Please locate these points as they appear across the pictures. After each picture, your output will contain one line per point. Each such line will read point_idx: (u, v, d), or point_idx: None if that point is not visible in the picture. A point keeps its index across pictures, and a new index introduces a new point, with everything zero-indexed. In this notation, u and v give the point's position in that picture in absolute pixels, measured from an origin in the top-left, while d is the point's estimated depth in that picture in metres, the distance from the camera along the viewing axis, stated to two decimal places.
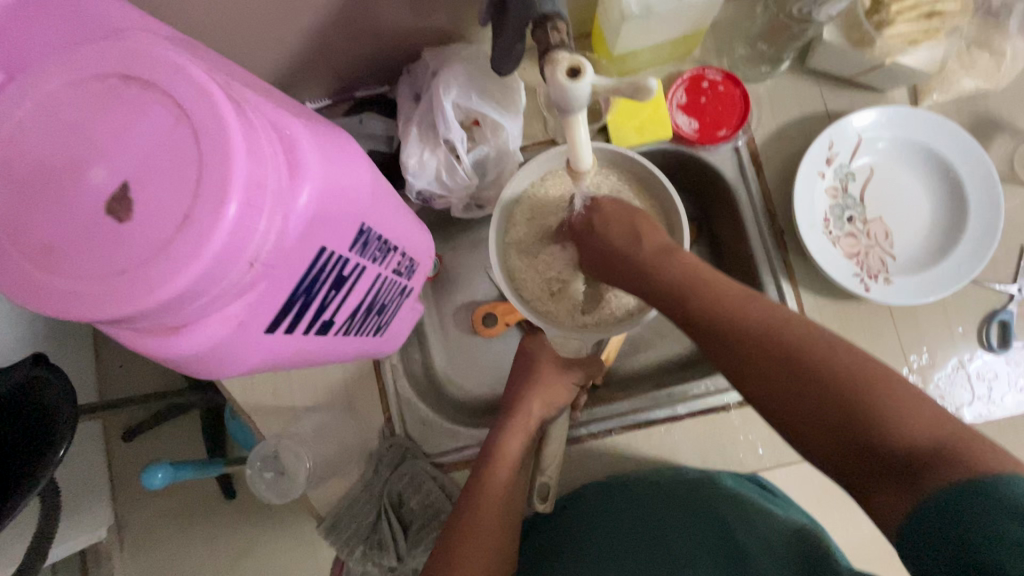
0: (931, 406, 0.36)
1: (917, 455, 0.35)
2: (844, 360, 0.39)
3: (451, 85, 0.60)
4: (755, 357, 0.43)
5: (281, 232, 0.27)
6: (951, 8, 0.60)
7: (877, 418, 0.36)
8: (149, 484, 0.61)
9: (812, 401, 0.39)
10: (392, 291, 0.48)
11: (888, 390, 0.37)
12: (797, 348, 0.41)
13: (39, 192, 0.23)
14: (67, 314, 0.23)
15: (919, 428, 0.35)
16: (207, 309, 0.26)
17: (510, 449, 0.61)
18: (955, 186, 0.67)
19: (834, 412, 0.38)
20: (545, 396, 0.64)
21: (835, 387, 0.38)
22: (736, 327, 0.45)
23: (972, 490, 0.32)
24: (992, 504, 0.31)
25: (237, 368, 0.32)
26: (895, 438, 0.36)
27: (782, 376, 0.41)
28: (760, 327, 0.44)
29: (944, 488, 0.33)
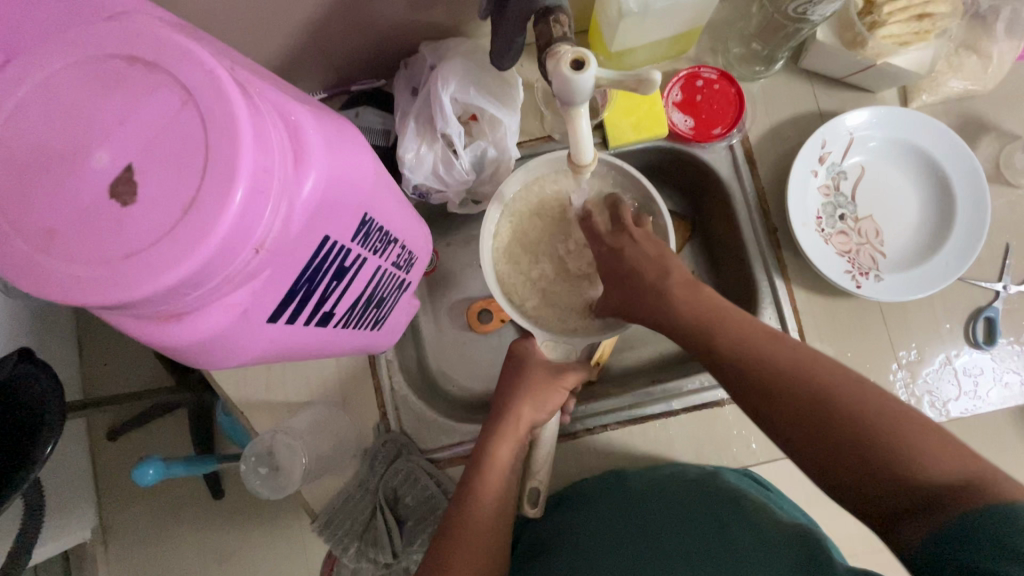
0: (953, 442, 0.37)
1: (943, 491, 0.34)
2: (868, 393, 0.40)
3: (450, 79, 0.60)
4: (778, 386, 0.43)
5: (286, 219, 0.27)
6: (941, 10, 0.61)
7: (907, 452, 0.36)
8: (141, 480, 0.60)
9: (835, 432, 0.39)
10: (390, 284, 0.48)
11: (910, 425, 0.37)
12: (819, 379, 0.41)
13: (40, 176, 0.22)
14: (66, 300, 0.23)
15: (945, 464, 0.35)
16: (210, 296, 0.26)
17: (501, 455, 0.60)
18: (944, 186, 0.68)
19: (857, 441, 0.38)
20: (537, 401, 0.63)
21: (859, 419, 0.38)
22: (757, 357, 0.45)
23: (994, 514, 0.32)
24: (1011, 526, 0.31)
25: (238, 358, 0.32)
26: (921, 473, 0.35)
27: (803, 407, 0.41)
28: (780, 357, 0.44)
29: (963, 517, 0.33)
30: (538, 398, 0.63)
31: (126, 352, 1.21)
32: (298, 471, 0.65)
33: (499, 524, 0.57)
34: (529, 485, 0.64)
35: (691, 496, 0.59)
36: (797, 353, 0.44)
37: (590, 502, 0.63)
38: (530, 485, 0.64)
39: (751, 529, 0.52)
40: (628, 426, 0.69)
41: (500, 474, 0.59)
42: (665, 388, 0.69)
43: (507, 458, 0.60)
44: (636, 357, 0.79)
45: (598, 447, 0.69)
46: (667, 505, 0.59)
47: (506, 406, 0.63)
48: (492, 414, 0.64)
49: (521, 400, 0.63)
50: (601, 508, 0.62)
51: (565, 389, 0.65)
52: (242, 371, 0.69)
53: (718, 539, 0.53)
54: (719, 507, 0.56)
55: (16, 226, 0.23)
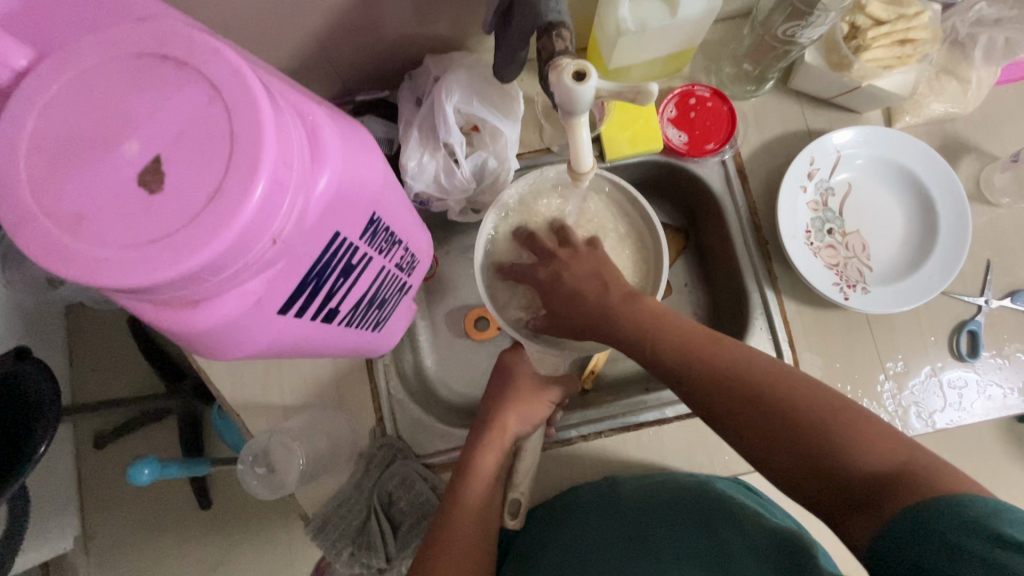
0: (884, 430, 0.39)
1: (880, 484, 0.37)
2: (802, 389, 0.42)
3: (453, 90, 0.62)
4: (720, 389, 0.45)
5: (302, 213, 0.28)
6: (922, 36, 0.64)
7: (844, 449, 0.39)
8: (135, 480, 0.59)
9: (780, 434, 0.41)
10: (392, 286, 0.49)
11: (846, 421, 0.40)
12: (757, 385, 0.44)
13: (72, 162, 0.24)
14: (89, 281, 0.24)
15: (879, 459, 0.38)
16: (227, 284, 0.27)
17: (485, 464, 0.60)
18: (926, 203, 0.71)
19: (802, 444, 0.40)
20: (522, 413, 0.64)
21: (799, 418, 0.41)
22: (696, 363, 0.47)
23: (933, 510, 0.34)
24: (956, 524, 0.33)
25: (246, 349, 0.33)
26: (857, 462, 0.38)
27: (746, 411, 0.44)
28: (721, 365, 0.46)
29: (901, 510, 0.35)
30: (523, 409, 0.64)
31: (119, 357, 1.21)
32: (293, 472, 0.65)
33: (485, 523, 0.57)
34: (510, 495, 0.62)
35: (679, 498, 0.60)
36: (739, 356, 0.46)
37: (581, 505, 0.64)
38: (511, 496, 0.63)
39: (740, 532, 0.54)
40: (622, 434, 0.70)
41: (486, 484, 0.59)
42: (657, 398, 0.71)
43: (492, 466, 0.61)
44: (632, 366, 0.80)
45: (592, 452, 0.70)
46: (657, 507, 0.60)
47: (491, 415, 0.64)
48: (476, 425, 0.64)
49: (506, 410, 0.64)
50: (592, 511, 0.62)
51: (549, 401, 0.66)
52: (238, 373, 0.70)
53: (708, 539, 0.54)
54: (709, 509, 0.57)
55: (47, 211, 0.24)
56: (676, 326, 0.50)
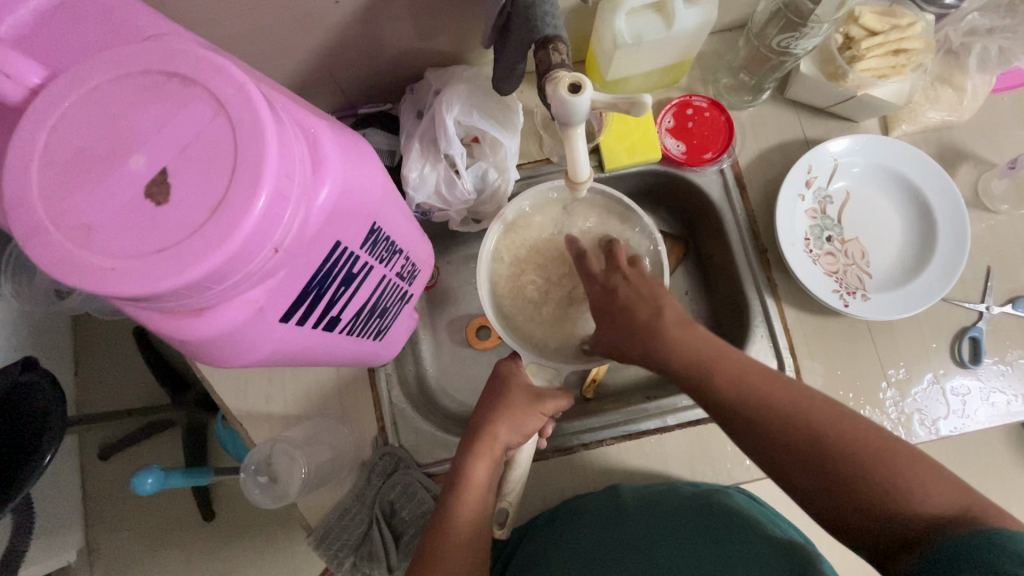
0: (941, 473, 0.40)
1: (945, 526, 0.37)
2: (867, 435, 0.42)
3: (453, 103, 0.63)
4: (770, 424, 0.44)
5: (304, 222, 0.29)
6: (916, 45, 0.65)
7: (914, 493, 0.39)
8: (139, 489, 0.58)
9: (844, 485, 0.41)
10: (393, 295, 0.50)
11: (907, 465, 0.40)
12: (819, 429, 0.43)
13: (81, 176, 0.24)
14: (96, 290, 0.24)
15: (944, 499, 0.38)
16: (230, 293, 0.27)
17: (477, 477, 0.58)
18: (925, 211, 0.71)
19: (871, 490, 0.40)
20: (513, 423, 0.61)
21: (865, 465, 0.41)
22: (749, 403, 0.46)
23: (979, 543, 0.34)
24: (1002, 552, 0.33)
25: (249, 357, 0.33)
26: (918, 505, 0.38)
27: (808, 458, 0.42)
28: (779, 404, 0.45)
29: (958, 543, 0.35)
30: (515, 419, 0.61)
31: (123, 369, 1.22)
32: (295, 481, 0.65)
33: (480, 537, 0.56)
34: (500, 505, 0.65)
35: (682, 510, 0.59)
36: (787, 393, 0.45)
37: (584, 515, 0.63)
38: (500, 504, 0.65)
39: (743, 545, 0.53)
40: (624, 443, 0.70)
41: (476, 496, 0.57)
42: (648, 410, 0.71)
43: (483, 479, 0.58)
44: (633, 373, 0.80)
45: (593, 462, 0.70)
46: (658, 519, 0.60)
47: (482, 425, 0.60)
48: (467, 433, 0.62)
49: (498, 420, 0.61)
50: (597, 521, 0.62)
51: (544, 414, 0.63)
52: (240, 384, 0.70)
53: (712, 551, 0.54)
54: (713, 521, 0.57)
55: (56, 223, 0.24)
56: (725, 359, 0.48)
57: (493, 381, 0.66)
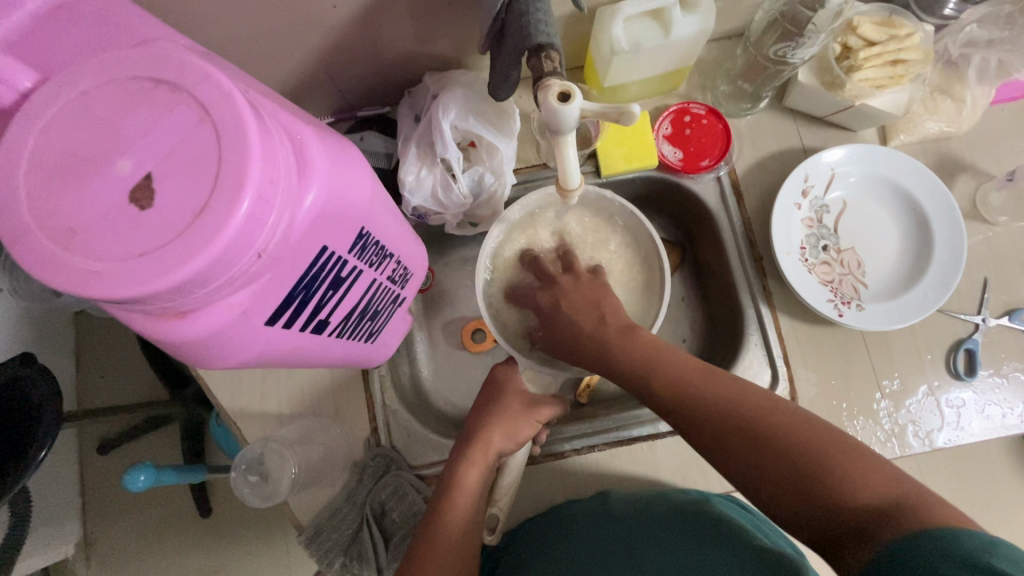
0: (882, 469, 0.40)
1: (874, 514, 0.37)
2: (801, 424, 0.44)
3: (450, 107, 0.63)
4: (709, 415, 0.48)
5: (288, 227, 0.29)
6: (914, 56, 0.65)
7: (841, 480, 0.39)
8: (131, 486, 0.58)
9: (772, 468, 0.43)
10: (385, 298, 0.50)
11: (842, 456, 0.41)
12: (756, 417, 0.45)
13: (67, 179, 0.25)
14: (78, 292, 0.24)
15: (877, 489, 0.38)
16: (212, 296, 0.27)
17: (468, 480, 0.60)
18: (922, 221, 0.71)
19: (798, 473, 0.41)
20: (507, 429, 0.64)
21: (794, 450, 0.42)
22: (692, 397, 0.50)
23: (925, 542, 0.33)
24: (946, 553, 0.32)
25: (233, 359, 0.33)
26: (848, 492, 0.39)
27: (740, 443, 0.45)
28: (722, 399, 0.48)
29: (898, 540, 0.35)
30: (509, 426, 0.64)
31: (122, 365, 1.23)
32: (286, 479, 0.65)
33: (469, 539, 0.57)
34: (489, 511, 0.65)
35: (669, 515, 0.60)
36: (730, 387, 0.49)
37: (572, 520, 0.64)
38: (490, 511, 0.66)
39: (724, 550, 0.53)
40: (616, 449, 0.70)
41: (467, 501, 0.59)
42: (639, 415, 0.71)
43: (475, 484, 0.60)
44: None
45: (585, 467, 0.70)
46: (644, 524, 0.60)
47: (476, 432, 0.63)
48: (461, 440, 0.64)
49: (491, 426, 0.64)
50: (585, 526, 0.62)
51: (537, 421, 0.67)
52: (235, 383, 0.71)
53: (695, 553, 0.54)
54: (699, 526, 0.57)
55: (41, 225, 0.25)
56: (667, 359, 0.54)
57: (488, 388, 0.69)
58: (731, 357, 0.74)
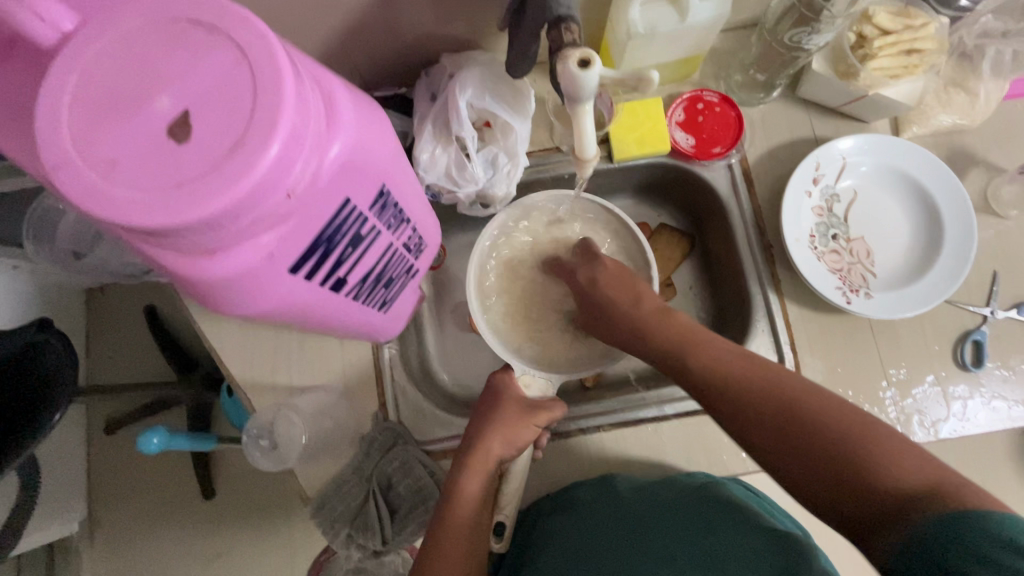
0: (917, 455, 0.42)
1: (909, 498, 0.39)
2: (836, 411, 0.46)
3: (467, 86, 0.64)
4: (744, 398, 0.51)
5: (316, 172, 0.30)
6: (929, 46, 0.66)
7: (876, 465, 0.42)
8: (145, 448, 0.60)
9: (807, 451, 0.45)
10: (399, 266, 0.51)
11: (874, 440, 0.43)
12: (793, 402, 0.48)
13: (108, 113, 0.26)
14: (117, 220, 0.25)
15: (911, 476, 0.40)
16: (243, 234, 0.28)
17: (469, 489, 0.59)
18: (933, 212, 0.71)
19: (835, 457, 0.44)
20: (506, 436, 0.62)
21: (829, 436, 0.45)
22: (728, 380, 0.53)
23: (962, 522, 0.35)
24: (986, 535, 0.34)
25: (257, 306, 0.34)
26: (884, 477, 0.41)
27: (776, 427, 0.48)
28: (757, 386, 0.51)
29: (937, 519, 0.36)
30: (511, 435, 0.62)
31: (131, 344, 1.24)
32: (295, 444, 0.67)
33: (475, 549, 0.57)
34: (497, 517, 0.65)
35: (679, 500, 0.60)
36: (766, 373, 0.52)
37: (579, 506, 0.64)
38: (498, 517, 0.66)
39: (734, 535, 0.54)
40: (622, 430, 0.70)
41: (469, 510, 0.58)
42: (636, 398, 0.71)
43: (476, 492, 0.60)
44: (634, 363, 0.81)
45: (590, 447, 0.71)
46: (654, 508, 0.60)
47: (475, 440, 0.62)
48: (460, 449, 0.64)
49: (490, 434, 0.62)
50: (593, 512, 0.63)
51: (537, 426, 0.65)
52: (245, 355, 0.72)
53: (700, 543, 0.55)
54: (708, 512, 0.57)
55: (81, 156, 0.26)
56: (704, 344, 0.57)
57: (485, 396, 0.67)
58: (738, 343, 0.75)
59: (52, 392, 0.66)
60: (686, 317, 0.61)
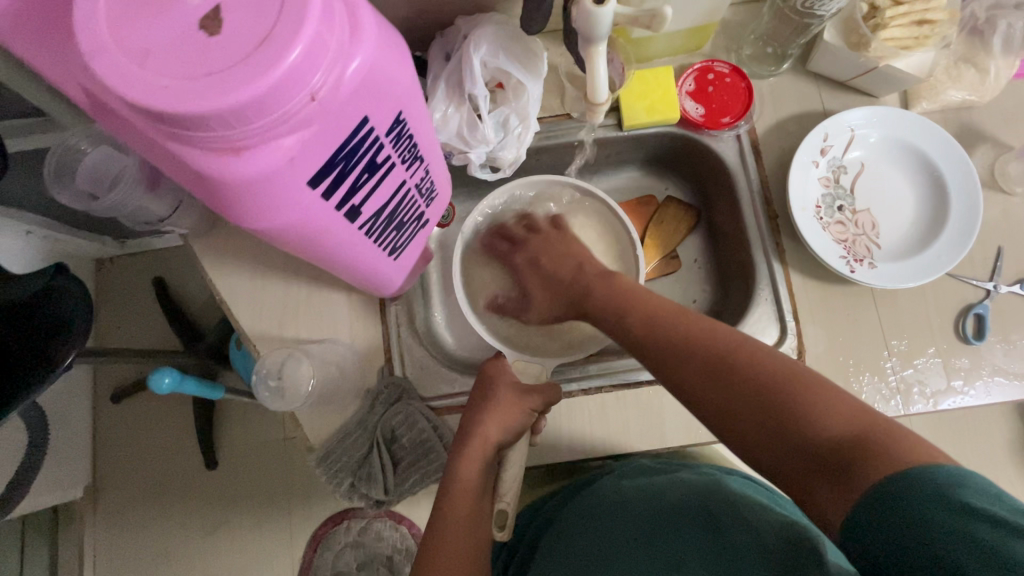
0: (850, 405, 0.43)
1: (840, 449, 0.40)
2: (768, 362, 0.47)
3: (481, 44, 0.65)
4: (677, 351, 0.53)
5: (337, 79, 0.31)
6: (940, 17, 0.66)
7: (807, 416, 0.43)
8: (156, 386, 0.61)
9: (744, 405, 0.46)
10: (411, 211, 0.52)
11: (806, 391, 0.44)
12: (726, 354, 0.49)
13: (145, 3, 0.27)
14: (150, 105, 0.26)
15: (840, 426, 0.41)
16: (266, 132, 0.30)
17: (467, 476, 0.60)
18: (939, 186, 0.72)
19: (769, 410, 0.45)
20: (502, 421, 0.64)
21: (764, 388, 0.46)
22: (662, 332, 0.55)
23: (896, 482, 0.37)
24: (928, 498, 0.35)
25: (274, 220, 0.36)
26: (816, 428, 0.42)
27: (711, 380, 0.49)
28: (688, 337, 0.53)
29: (875, 480, 0.37)
30: (503, 420, 0.64)
31: (139, 311, 1.26)
32: (304, 386, 0.65)
33: (478, 538, 0.57)
34: (496, 505, 0.62)
35: (683, 494, 0.61)
36: (698, 325, 0.53)
37: (598, 503, 0.66)
38: (499, 506, 0.62)
39: (746, 532, 0.52)
40: (624, 390, 0.72)
41: (468, 498, 0.59)
42: (619, 365, 0.74)
43: (473, 480, 0.60)
44: None
45: (592, 407, 0.72)
46: (658, 504, 0.61)
47: (472, 427, 0.64)
48: (458, 435, 0.65)
49: (486, 421, 0.64)
50: (605, 513, 0.64)
51: (531, 411, 0.67)
52: (254, 308, 0.73)
53: (715, 543, 0.52)
54: (718, 512, 0.56)
55: (118, 44, 0.27)
56: (643, 300, 0.60)
57: (479, 382, 0.69)
58: (741, 312, 0.76)
59: (54, 344, 0.65)
60: (628, 280, 0.64)
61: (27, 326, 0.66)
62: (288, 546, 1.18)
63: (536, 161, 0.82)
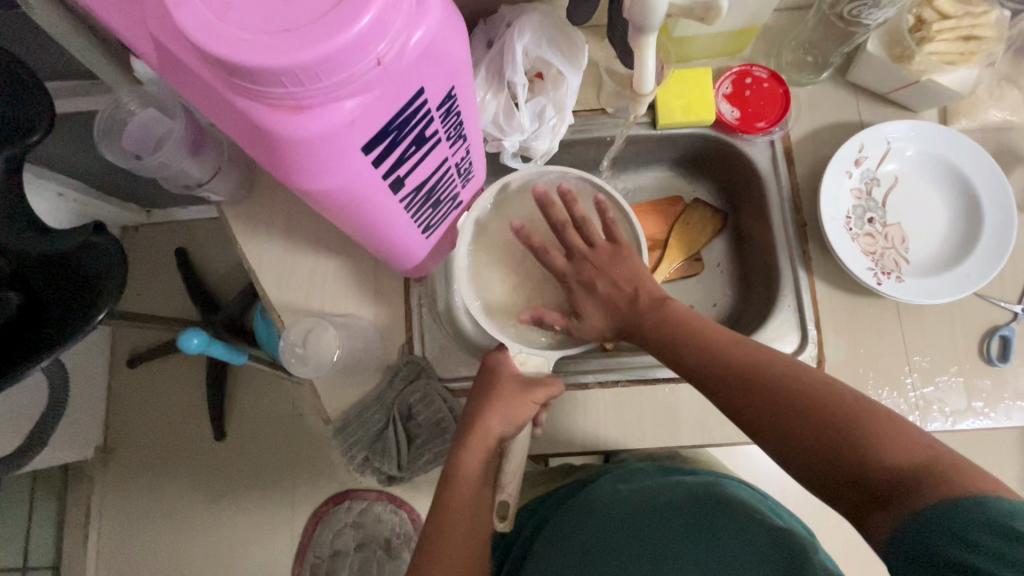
0: (913, 438, 0.42)
1: (904, 479, 0.40)
2: (827, 390, 0.48)
3: (524, 31, 0.66)
4: (731, 374, 0.54)
5: (402, 47, 0.32)
6: (986, 33, 0.66)
7: (870, 444, 0.43)
8: (185, 345, 0.63)
9: (801, 430, 0.47)
10: (448, 191, 0.53)
11: (870, 422, 0.44)
12: (779, 380, 0.50)
13: None
14: (228, 57, 0.28)
15: (907, 458, 0.41)
16: (331, 92, 0.31)
17: (470, 466, 0.62)
18: (973, 204, 0.71)
19: (829, 434, 0.45)
20: (506, 413, 0.64)
21: (824, 414, 0.46)
22: (715, 355, 0.56)
23: (946, 507, 0.36)
24: (973, 522, 0.35)
25: (326, 181, 0.37)
26: (880, 457, 0.42)
27: (768, 404, 0.50)
28: (742, 363, 0.54)
29: (935, 509, 0.37)
30: (506, 409, 0.64)
31: (162, 278, 1.29)
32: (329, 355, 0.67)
33: (477, 532, 0.59)
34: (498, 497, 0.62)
35: (678, 494, 0.62)
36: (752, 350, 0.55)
37: (593, 500, 0.68)
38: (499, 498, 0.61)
39: (739, 534, 0.53)
40: (639, 386, 0.72)
41: (473, 487, 0.61)
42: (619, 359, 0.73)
43: (476, 471, 0.62)
44: None
45: (604, 399, 0.72)
46: (657, 502, 0.62)
47: (476, 418, 0.64)
48: (461, 426, 0.66)
49: (489, 412, 0.64)
50: (599, 512, 0.65)
51: (535, 402, 0.65)
52: (279, 279, 0.74)
53: (708, 542, 0.53)
54: (710, 514, 0.57)
55: None
56: (694, 323, 0.60)
57: (482, 373, 0.68)
58: (762, 317, 0.75)
59: (79, 300, 0.61)
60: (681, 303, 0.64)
61: (58, 287, 0.62)
62: (291, 520, 1.19)
63: (567, 154, 0.83)
